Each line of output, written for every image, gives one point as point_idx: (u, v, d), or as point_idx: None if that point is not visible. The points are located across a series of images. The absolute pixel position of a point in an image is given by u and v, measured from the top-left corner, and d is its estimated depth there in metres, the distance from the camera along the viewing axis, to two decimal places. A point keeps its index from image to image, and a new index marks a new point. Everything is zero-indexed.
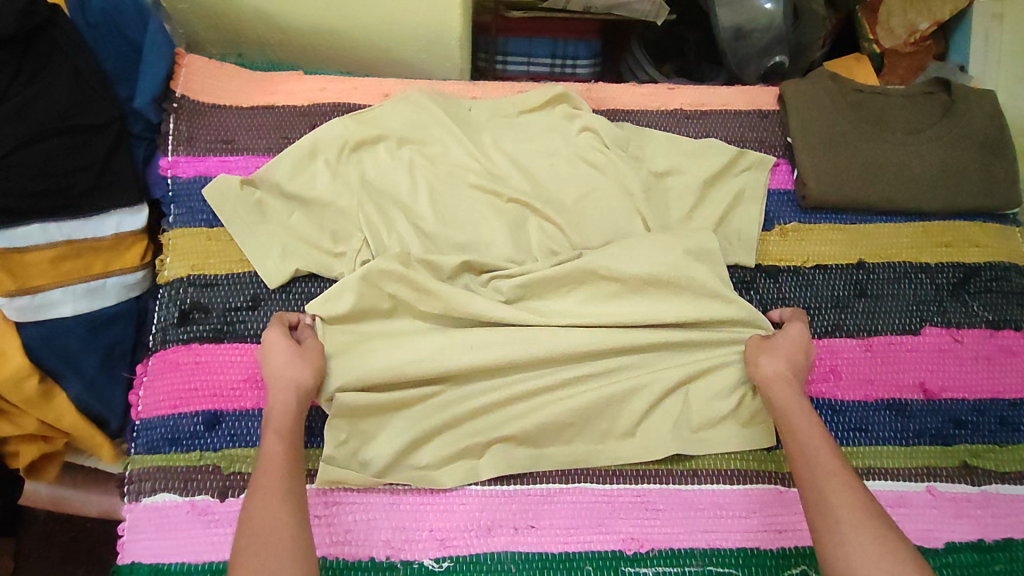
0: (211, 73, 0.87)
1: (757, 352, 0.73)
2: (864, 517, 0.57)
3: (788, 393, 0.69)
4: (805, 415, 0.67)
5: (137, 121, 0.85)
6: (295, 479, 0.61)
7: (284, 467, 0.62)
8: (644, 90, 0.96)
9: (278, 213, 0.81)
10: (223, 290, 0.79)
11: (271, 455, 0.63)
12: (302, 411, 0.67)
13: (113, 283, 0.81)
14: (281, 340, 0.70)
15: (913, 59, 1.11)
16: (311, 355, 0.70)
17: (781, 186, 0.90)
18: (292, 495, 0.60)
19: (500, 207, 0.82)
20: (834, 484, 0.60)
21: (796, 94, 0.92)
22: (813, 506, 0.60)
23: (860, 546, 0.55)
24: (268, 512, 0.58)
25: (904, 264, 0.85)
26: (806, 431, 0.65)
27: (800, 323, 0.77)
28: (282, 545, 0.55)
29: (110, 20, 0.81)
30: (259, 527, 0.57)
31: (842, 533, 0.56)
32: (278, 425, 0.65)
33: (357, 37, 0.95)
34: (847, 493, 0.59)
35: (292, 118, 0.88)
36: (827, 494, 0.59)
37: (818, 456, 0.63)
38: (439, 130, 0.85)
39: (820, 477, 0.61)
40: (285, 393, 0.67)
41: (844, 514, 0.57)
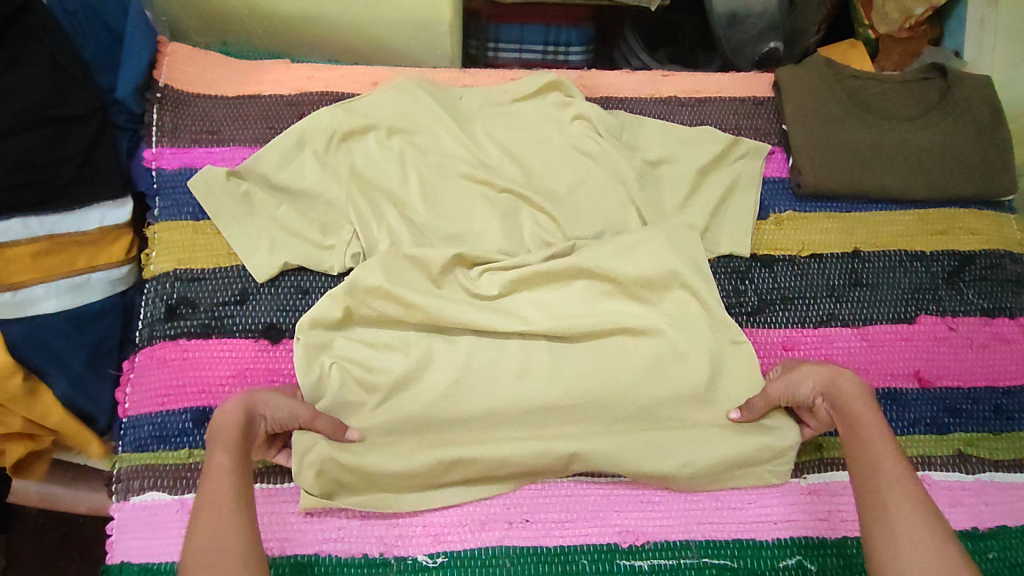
0: (195, 61, 0.85)
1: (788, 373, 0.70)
2: (930, 536, 0.53)
3: (851, 392, 0.65)
4: (873, 416, 0.63)
5: (119, 112, 0.82)
6: (242, 505, 0.56)
7: (231, 480, 0.56)
8: (638, 77, 0.94)
9: (266, 205, 0.79)
10: (211, 284, 0.77)
11: (220, 473, 0.57)
12: (251, 433, 0.62)
13: (98, 278, 0.79)
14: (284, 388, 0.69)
15: (908, 44, 1.12)
16: (283, 399, 0.66)
17: (776, 174, 0.89)
18: (238, 513, 0.55)
19: (493, 198, 0.81)
20: (897, 497, 0.56)
21: (792, 81, 0.91)
22: (874, 519, 0.57)
23: (924, 568, 0.51)
24: (210, 542, 0.52)
25: (899, 252, 0.85)
26: (872, 436, 0.61)
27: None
28: (223, 572, 0.50)
29: (89, 8, 0.79)
30: (199, 556, 0.51)
31: (899, 551, 0.53)
32: (228, 443, 0.59)
33: (346, 22, 0.93)
34: (910, 507, 0.55)
35: (279, 108, 0.86)
36: (890, 508, 0.56)
37: (883, 466, 0.59)
38: (430, 120, 0.84)
39: (880, 488, 0.58)
40: (235, 412, 0.62)
41: (906, 528, 0.54)
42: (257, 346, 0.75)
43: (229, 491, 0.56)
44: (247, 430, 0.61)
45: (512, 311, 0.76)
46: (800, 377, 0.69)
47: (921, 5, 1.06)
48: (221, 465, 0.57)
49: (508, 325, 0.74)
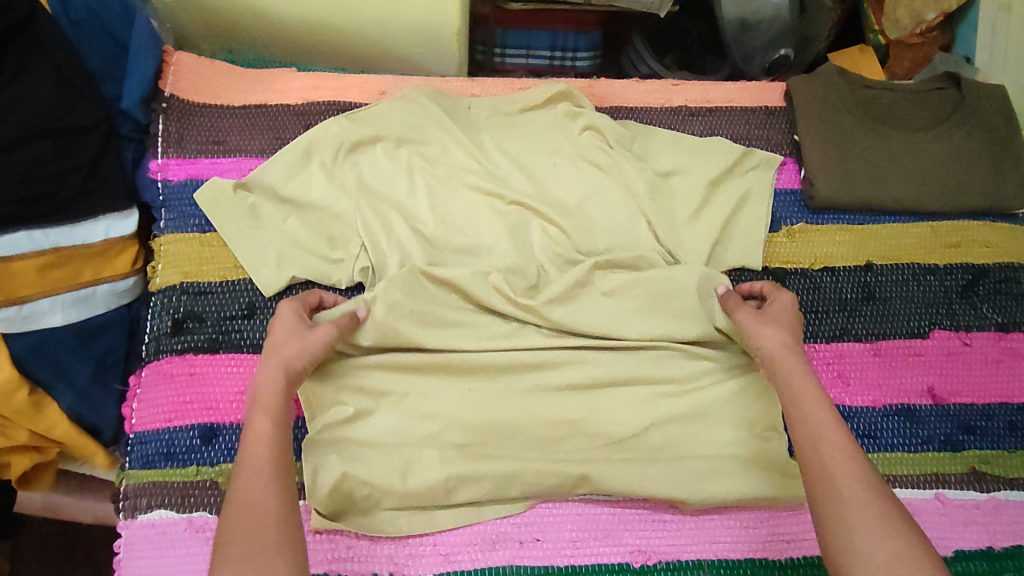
0: (200, 70, 0.84)
1: (755, 325, 0.70)
2: (868, 493, 0.55)
3: (794, 360, 0.66)
4: (812, 385, 0.64)
5: (125, 121, 0.82)
6: (283, 464, 0.58)
7: (270, 449, 0.58)
8: (648, 86, 0.93)
9: (273, 217, 0.79)
10: (218, 298, 0.76)
11: (258, 437, 0.59)
12: (291, 390, 0.64)
13: (104, 290, 0.78)
14: (290, 317, 0.68)
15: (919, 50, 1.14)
16: (310, 336, 0.66)
17: (788, 185, 0.88)
18: (278, 484, 0.57)
19: (502, 210, 0.80)
20: (836, 459, 0.58)
21: (804, 91, 0.90)
22: (815, 478, 0.58)
23: (866, 526, 0.53)
24: (257, 501, 0.55)
25: (912, 266, 0.84)
26: (810, 398, 0.62)
27: (784, 292, 0.74)
28: (264, 541, 0.53)
29: (95, 17, 0.77)
30: (241, 518, 0.54)
31: (846, 513, 0.54)
32: (268, 406, 0.61)
33: (353, 29, 0.92)
34: (851, 469, 0.57)
35: (286, 118, 0.85)
36: (830, 467, 0.57)
37: (822, 430, 0.60)
38: (439, 130, 0.83)
39: (820, 451, 0.59)
40: (274, 376, 0.63)
41: (844, 487, 0.56)
42: None
43: (269, 461, 0.58)
44: (287, 394, 0.63)
45: (523, 326, 0.75)
46: (760, 338, 0.69)
47: (933, 11, 1.06)
48: (260, 433, 0.59)
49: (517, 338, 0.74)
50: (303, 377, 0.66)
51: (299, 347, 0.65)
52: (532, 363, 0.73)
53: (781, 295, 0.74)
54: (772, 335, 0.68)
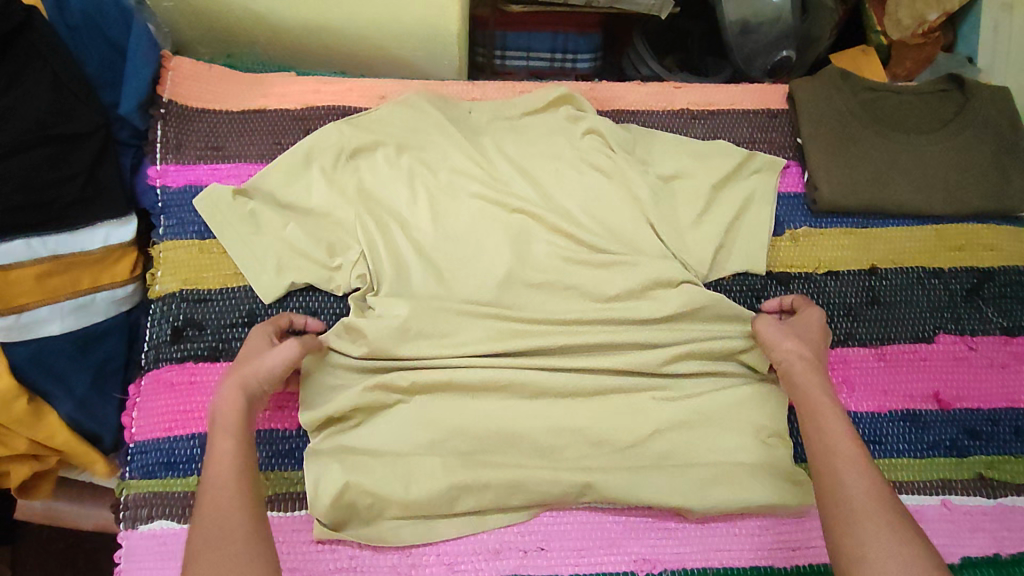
0: (199, 76, 0.84)
1: (779, 337, 0.71)
2: (879, 504, 0.55)
3: (810, 375, 0.68)
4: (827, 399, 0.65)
5: (123, 127, 0.81)
6: (248, 485, 0.57)
7: (233, 466, 0.58)
8: (649, 89, 0.93)
9: (273, 224, 0.78)
10: (218, 306, 0.76)
11: (221, 459, 0.58)
12: (252, 410, 0.63)
13: (103, 297, 0.78)
14: (255, 344, 0.68)
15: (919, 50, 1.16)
16: (273, 355, 0.66)
17: (791, 189, 0.87)
18: (243, 501, 0.56)
19: (504, 217, 0.80)
20: (849, 469, 0.58)
21: (806, 94, 0.90)
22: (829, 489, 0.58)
23: (872, 532, 0.53)
24: (217, 523, 0.54)
25: (917, 269, 0.84)
26: (826, 414, 0.63)
27: (812, 309, 0.76)
28: (232, 558, 0.52)
29: (90, 20, 0.76)
30: (207, 540, 0.53)
31: (854, 520, 0.55)
32: (228, 427, 0.60)
33: (352, 33, 0.92)
34: (862, 479, 0.57)
35: (286, 123, 0.85)
36: (842, 478, 0.58)
37: (835, 442, 0.61)
38: (440, 136, 0.82)
39: (833, 462, 0.60)
40: (233, 392, 0.62)
41: (857, 498, 0.56)
42: None
43: (233, 478, 0.57)
44: (248, 413, 0.62)
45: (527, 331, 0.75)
46: (783, 348, 0.71)
47: (936, 11, 1.09)
48: (224, 453, 0.59)
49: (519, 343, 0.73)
50: (264, 395, 0.65)
51: (262, 366, 0.65)
52: (535, 370, 0.73)
53: (811, 313, 0.76)
54: (794, 348, 0.70)
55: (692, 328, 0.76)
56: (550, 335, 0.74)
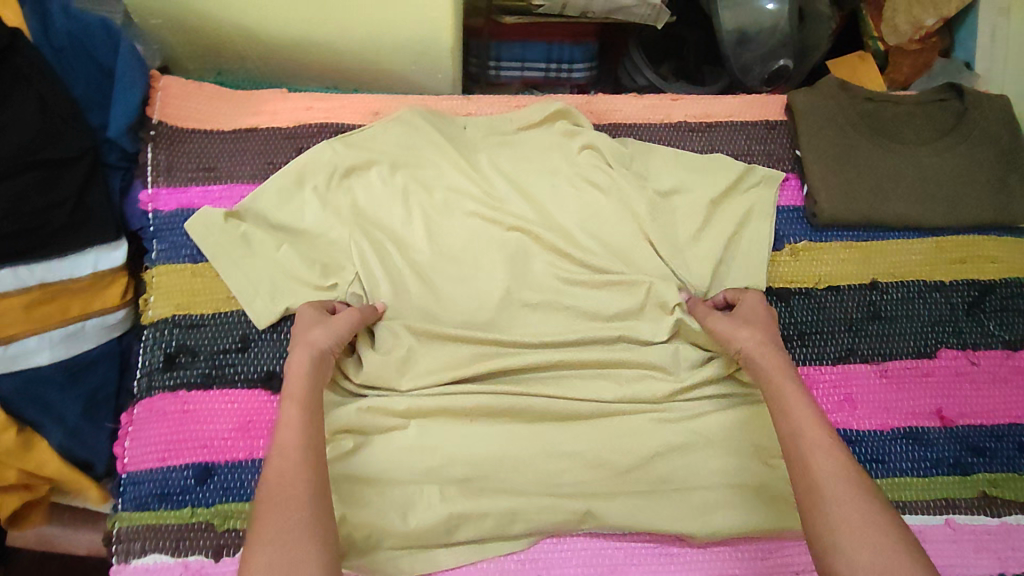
0: (188, 95, 0.82)
1: (732, 327, 0.70)
2: (850, 489, 0.54)
3: (771, 360, 0.66)
4: (791, 383, 0.64)
5: (112, 149, 0.79)
6: (314, 454, 0.59)
7: (300, 436, 0.59)
8: (646, 101, 0.92)
9: (265, 246, 0.77)
10: (211, 331, 0.75)
11: (292, 426, 0.60)
12: (319, 373, 0.65)
13: (93, 324, 0.76)
14: (311, 313, 0.70)
15: (918, 56, 1.16)
16: (334, 323, 0.69)
17: (790, 203, 0.86)
18: (308, 472, 0.57)
19: (501, 237, 0.78)
20: (818, 454, 0.58)
21: (805, 105, 0.89)
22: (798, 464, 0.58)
23: (844, 519, 0.53)
24: (285, 489, 0.55)
25: (918, 283, 0.83)
26: (789, 390, 0.63)
27: (753, 296, 0.75)
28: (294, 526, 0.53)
29: (77, 43, 0.75)
30: (274, 508, 0.54)
31: (827, 508, 0.54)
32: (296, 394, 0.62)
33: (344, 47, 0.91)
34: (832, 463, 0.56)
35: (278, 141, 0.84)
36: (812, 464, 0.57)
37: (803, 426, 0.60)
38: (434, 153, 0.81)
39: (803, 447, 0.59)
40: (301, 359, 0.65)
41: (825, 470, 0.56)
42: (259, 397, 0.72)
43: (296, 448, 0.58)
44: (316, 381, 0.64)
45: (526, 351, 0.74)
46: (736, 337, 0.69)
47: (932, 17, 1.09)
48: (291, 422, 0.60)
49: (518, 361, 0.73)
50: (330, 362, 0.67)
51: (327, 332, 0.67)
52: (536, 392, 0.72)
53: (751, 299, 0.75)
54: (749, 334, 0.69)
55: (691, 349, 0.76)
56: (549, 355, 0.73)
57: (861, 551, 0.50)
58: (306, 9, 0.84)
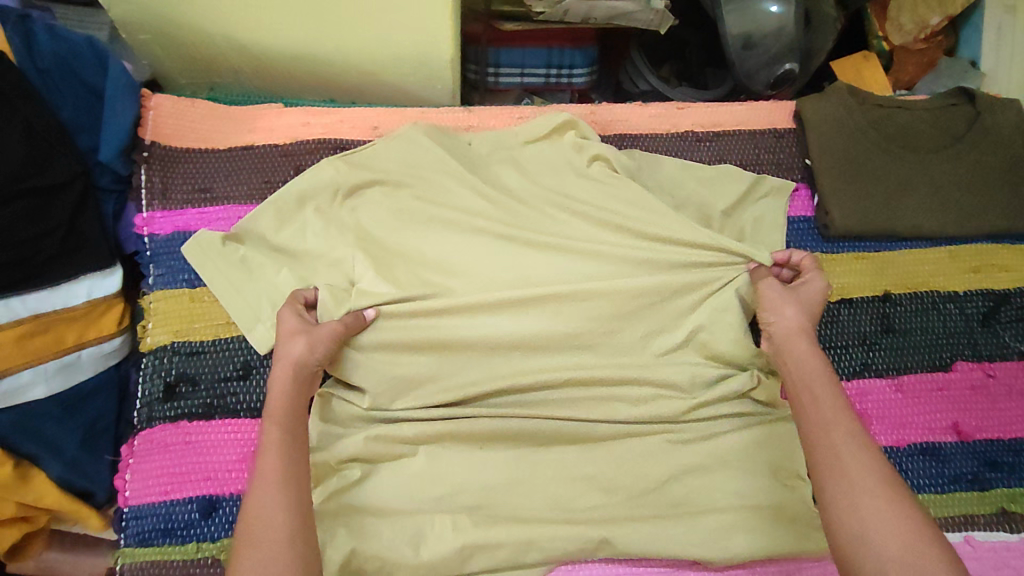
0: (183, 114, 0.81)
1: (776, 305, 0.69)
2: (880, 484, 0.52)
3: (804, 349, 0.64)
4: (822, 372, 0.61)
5: (104, 173, 0.78)
6: (293, 476, 0.56)
7: (282, 458, 0.57)
8: (652, 110, 0.90)
9: (267, 270, 0.75)
10: (212, 359, 0.73)
11: (269, 447, 0.57)
12: (300, 391, 0.63)
13: (89, 353, 0.75)
14: (286, 323, 0.67)
15: (921, 55, 1.16)
16: (316, 332, 0.66)
17: (801, 214, 0.85)
18: (287, 498, 0.54)
19: (511, 252, 0.76)
20: (847, 446, 0.55)
21: (814, 113, 0.87)
22: (819, 469, 0.55)
23: (876, 513, 0.50)
24: (264, 515, 0.53)
25: (932, 294, 0.82)
26: (816, 372, 0.61)
27: (817, 275, 0.72)
28: (274, 556, 0.50)
29: (63, 64, 0.73)
30: (251, 540, 0.51)
31: (857, 500, 0.51)
32: (276, 414, 0.60)
33: (342, 58, 0.89)
34: (864, 457, 0.54)
35: (275, 159, 0.82)
36: (841, 455, 0.55)
37: (834, 417, 0.57)
38: (438, 169, 0.79)
39: (831, 437, 0.56)
40: (283, 376, 0.63)
41: (850, 457, 0.54)
42: (262, 426, 0.70)
43: (280, 471, 0.56)
44: (296, 399, 0.62)
45: (541, 366, 0.72)
46: (776, 317, 0.68)
47: (937, 15, 1.10)
48: (271, 443, 0.58)
49: (532, 377, 0.71)
50: (311, 378, 0.65)
51: (308, 344, 0.65)
52: (548, 411, 0.71)
53: (817, 284, 0.71)
54: (788, 317, 0.67)
55: (705, 367, 0.74)
56: (567, 373, 0.71)
57: (884, 540, 0.49)
58: (301, 21, 0.81)
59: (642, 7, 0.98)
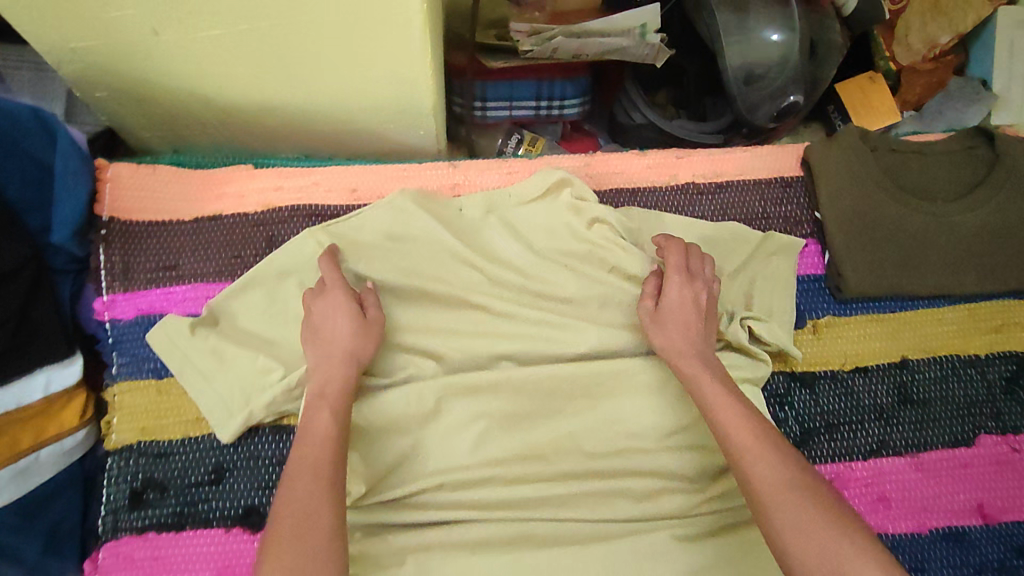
0: (143, 183, 0.74)
1: (653, 322, 0.68)
2: (782, 489, 0.53)
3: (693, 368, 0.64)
4: (712, 389, 0.62)
5: (57, 254, 0.70)
6: (334, 470, 0.56)
7: (334, 442, 0.57)
8: (650, 160, 0.84)
9: (239, 359, 0.69)
10: (180, 462, 0.68)
11: (319, 435, 0.57)
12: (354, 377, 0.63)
13: (49, 453, 0.68)
14: (342, 308, 0.65)
15: (931, 75, 1.09)
16: (371, 319, 0.66)
17: (811, 271, 0.79)
18: (336, 487, 0.55)
19: (509, 332, 0.73)
20: (747, 461, 0.56)
21: (823, 160, 0.81)
22: (755, 500, 0.54)
23: (787, 522, 0.51)
24: (308, 502, 0.53)
25: (952, 358, 0.77)
26: (707, 392, 0.62)
27: (672, 280, 0.68)
28: (319, 543, 0.51)
29: (6, 139, 0.63)
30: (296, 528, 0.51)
31: (769, 511, 0.52)
32: (334, 398, 0.60)
33: (314, 109, 0.81)
34: (764, 465, 0.55)
35: (245, 230, 0.75)
36: (746, 470, 0.55)
37: (729, 432, 0.58)
38: (432, 237, 0.74)
39: (734, 452, 0.57)
40: (349, 359, 0.63)
41: (751, 470, 0.55)
42: (232, 537, 0.66)
43: (330, 455, 0.56)
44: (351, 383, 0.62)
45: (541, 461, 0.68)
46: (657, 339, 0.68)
47: (947, 34, 1.03)
48: (324, 425, 0.58)
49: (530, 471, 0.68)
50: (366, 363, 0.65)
51: (366, 329, 0.65)
52: (549, 504, 0.67)
53: (672, 285, 0.69)
54: (670, 337, 0.67)
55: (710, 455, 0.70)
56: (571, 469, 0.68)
57: (800, 549, 0.50)
58: (271, 77, 0.74)
59: (636, 44, 0.90)
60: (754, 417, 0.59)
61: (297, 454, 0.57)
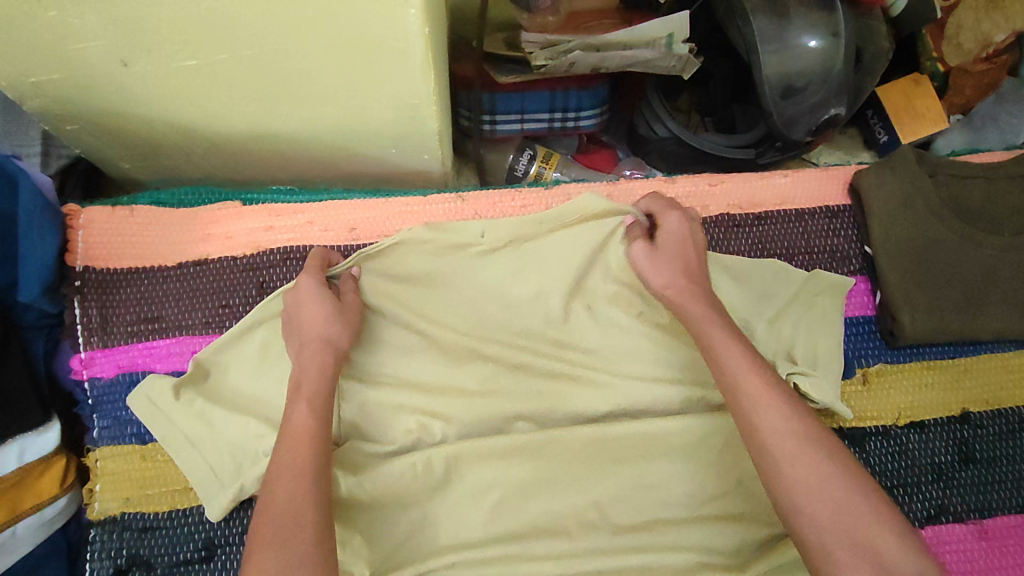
0: (120, 227, 0.68)
1: (645, 261, 0.62)
2: (795, 440, 0.48)
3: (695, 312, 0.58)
4: (717, 332, 0.56)
5: (28, 309, 0.64)
6: (318, 472, 0.51)
7: (314, 433, 0.53)
8: (680, 188, 0.75)
9: (228, 423, 0.63)
10: (167, 537, 0.62)
11: (296, 428, 0.53)
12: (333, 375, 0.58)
13: (27, 525, 0.63)
14: (318, 292, 0.60)
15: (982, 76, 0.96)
16: (347, 307, 0.62)
17: (859, 313, 0.71)
18: (317, 477, 0.50)
19: (524, 387, 0.66)
20: (757, 407, 0.51)
21: (877, 188, 0.72)
22: (762, 451, 0.49)
23: (800, 474, 0.47)
24: (289, 500, 0.49)
25: (1017, 411, 0.70)
26: (711, 332, 0.56)
27: (671, 216, 0.64)
28: (302, 539, 0.46)
29: None
30: (276, 526, 0.47)
31: (777, 459, 0.48)
32: (307, 389, 0.55)
33: (308, 138, 0.74)
34: (775, 413, 0.50)
35: (233, 275, 0.68)
36: (754, 417, 0.50)
37: (737, 375, 0.53)
38: (438, 284, 0.68)
39: (740, 395, 0.52)
40: (321, 350, 0.58)
41: (761, 417, 0.50)
42: None
43: (311, 451, 0.52)
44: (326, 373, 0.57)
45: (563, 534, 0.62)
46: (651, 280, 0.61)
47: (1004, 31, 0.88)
48: (297, 418, 0.54)
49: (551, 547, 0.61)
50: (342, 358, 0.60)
51: (341, 318, 0.60)
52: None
53: (671, 224, 0.63)
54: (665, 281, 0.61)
55: (752, 528, 0.62)
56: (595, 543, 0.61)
57: (812, 505, 0.46)
58: (257, 107, 0.67)
59: (660, 53, 0.80)
60: (764, 363, 0.54)
61: (275, 451, 0.52)
